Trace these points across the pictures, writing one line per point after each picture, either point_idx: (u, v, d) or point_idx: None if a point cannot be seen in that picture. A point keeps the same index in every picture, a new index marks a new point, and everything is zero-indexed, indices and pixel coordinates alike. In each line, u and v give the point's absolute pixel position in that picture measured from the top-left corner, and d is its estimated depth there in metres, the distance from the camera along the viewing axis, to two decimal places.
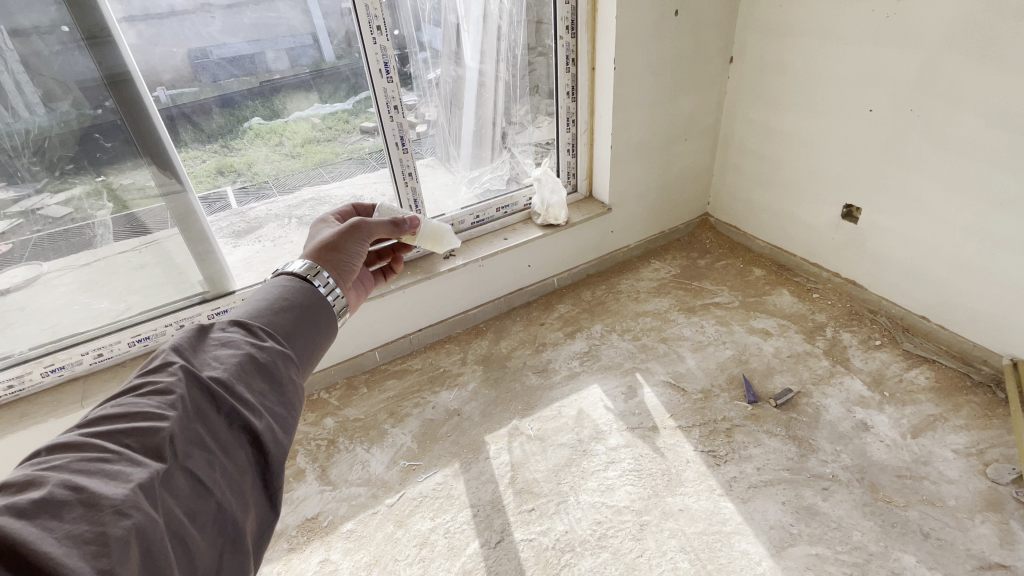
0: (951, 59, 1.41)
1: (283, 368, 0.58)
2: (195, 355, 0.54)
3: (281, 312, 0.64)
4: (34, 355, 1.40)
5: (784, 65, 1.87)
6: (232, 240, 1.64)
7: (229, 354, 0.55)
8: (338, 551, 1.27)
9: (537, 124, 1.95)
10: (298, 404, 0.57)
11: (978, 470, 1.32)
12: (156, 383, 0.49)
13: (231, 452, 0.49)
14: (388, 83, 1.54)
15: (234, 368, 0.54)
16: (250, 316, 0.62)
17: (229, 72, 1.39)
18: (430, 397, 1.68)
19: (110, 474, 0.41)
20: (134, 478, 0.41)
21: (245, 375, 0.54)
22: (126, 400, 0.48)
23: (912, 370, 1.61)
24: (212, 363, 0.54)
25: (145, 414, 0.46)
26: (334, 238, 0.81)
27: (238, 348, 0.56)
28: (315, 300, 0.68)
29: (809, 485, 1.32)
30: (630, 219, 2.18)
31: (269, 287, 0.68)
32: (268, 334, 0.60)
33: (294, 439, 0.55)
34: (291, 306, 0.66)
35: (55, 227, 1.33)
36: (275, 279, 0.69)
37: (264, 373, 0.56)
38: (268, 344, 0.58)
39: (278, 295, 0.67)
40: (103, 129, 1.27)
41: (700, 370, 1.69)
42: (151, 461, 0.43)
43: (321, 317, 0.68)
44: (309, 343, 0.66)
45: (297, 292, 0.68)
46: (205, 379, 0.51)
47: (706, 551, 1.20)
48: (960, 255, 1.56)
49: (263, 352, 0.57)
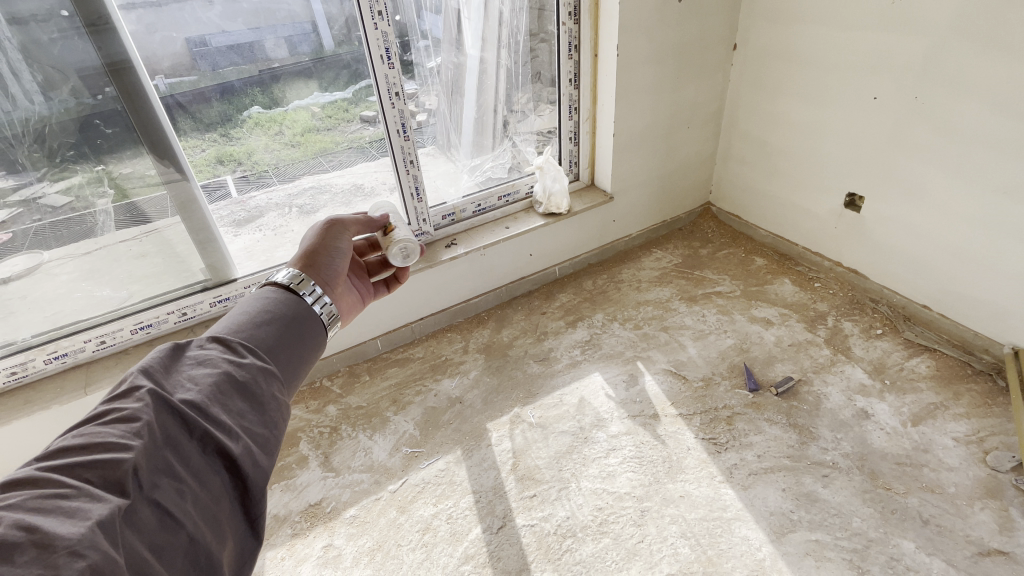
0: (956, 46, 1.40)
1: (263, 385, 0.57)
2: (167, 376, 0.53)
3: (262, 327, 0.64)
4: (36, 343, 1.40)
5: (789, 52, 1.85)
6: (233, 228, 1.62)
7: (204, 374, 0.54)
8: (341, 536, 1.29)
9: (539, 112, 1.95)
10: (280, 422, 0.56)
11: (977, 457, 1.33)
12: (121, 411, 0.47)
13: (204, 479, 0.47)
14: (389, 69, 1.53)
15: (208, 390, 0.52)
16: (230, 332, 0.62)
17: (229, 60, 1.38)
18: (432, 385, 1.69)
19: (66, 513, 0.39)
20: (93, 515, 0.39)
21: (220, 396, 0.53)
22: (89, 429, 0.46)
23: (913, 358, 1.62)
24: (185, 384, 0.53)
25: (108, 445, 0.44)
26: (314, 243, 0.82)
27: (214, 366, 0.55)
28: (301, 310, 0.69)
29: (809, 472, 1.33)
30: (631, 208, 2.17)
31: (253, 300, 0.69)
32: (247, 350, 0.60)
33: (276, 459, 0.54)
34: (272, 320, 0.66)
35: (55, 216, 1.33)
36: (259, 291, 0.70)
37: (242, 392, 0.55)
38: (246, 361, 0.58)
39: (259, 309, 0.67)
40: (104, 116, 1.27)
41: (701, 359, 1.69)
42: (112, 496, 0.42)
43: (306, 331, 0.68)
44: (294, 357, 0.65)
45: (282, 303, 0.69)
46: (175, 404, 0.49)
47: (707, 537, 1.21)
48: (965, 246, 1.55)
49: (242, 370, 0.56)
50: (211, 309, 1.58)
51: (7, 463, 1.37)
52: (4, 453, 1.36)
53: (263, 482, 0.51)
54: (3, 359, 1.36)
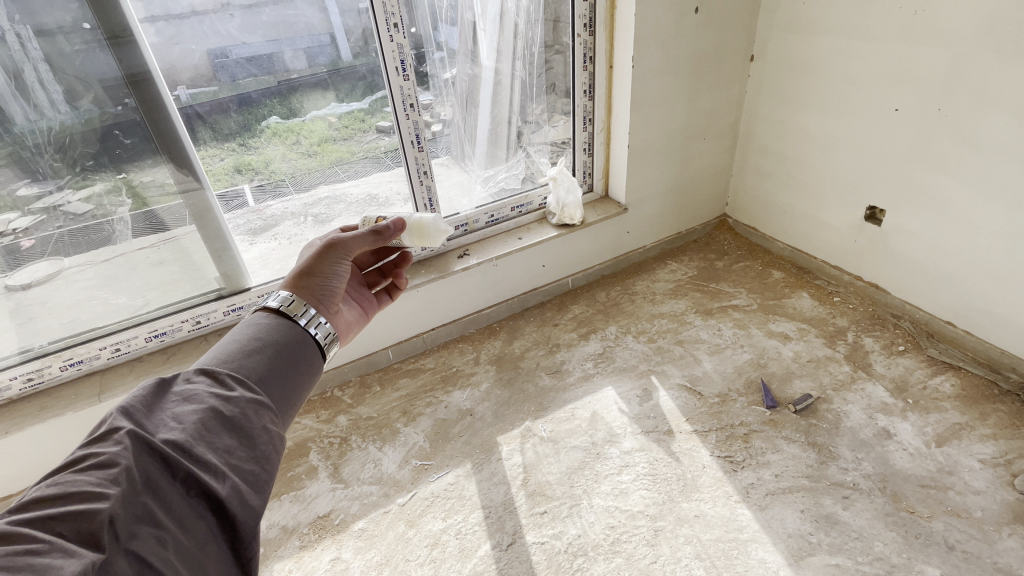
0: (979, 57, 1.38)
1: (253, 418, 0.56)
2: (149, 416, 0.52)
3: (253, 356, 0.64)
4: (53, 350, 1.42)
5: (807, 64, 1.83)
6: (249, 237, 1.62)
7: (189, 412, 0.53)
8: (349, 549, 1.27)
9: (553, 123, 1.94)
10: (271, 457, 0.55)
11: (1005, 481, 1.28)
12: (98, 456, 0.46)
13: (188, 524, 0.45)
14: (404, 81, 1.54)
15: (192, 428, 0.51)
16: (219, 363, 0.61)
17: (247, 72, 1.39)
18: (443, 397, 1.68)
19: (39, 569, 0.37)
20: (67, 571, 0.37)
21: (205, 434, 0.51)
22: (65, 477, 0.45)
23: (936, 377, 1.57)
24: (169, 424, 0.52)
25: (83, 494, 0.43)
26: (309, 262, 0.81)
27: (199, 402, 0.54)
28: (295, 334, 0.69)
29: (829, 493, 1.29)
30: (645, 219, 2.15)
31: (245, 327, 0.68)
32: (236, 383, 0.59)
33: (267, 497, 0.52)
34: (263, 348, 0.65)
35: (76, 224, 1.35)
36: (252, 317, 0.70)
37: (229, 428, 0.54)
38: (234, 395, 0.57)
39: (250, 338, 0.66)
40: (123, 126, 1.29)
41: (716, 374, 1.66)
42: (86, 550, 0.40)
43: (300, 356, 0.68)
44: (286, 386, 0.64)
45: (275, 329, 0.68)
46: (157, 445, 0.48)
47: (723, 559, 1.17)
48: (991, 261, 1.50)
49: (229, 405, 0.55)
50: (225, 318, 1.60)
51: (22, 468, 1.39)
52: (22, 458, 1.37)
53: (253, 522, 0.50)
54: (20, 365, 1.38)
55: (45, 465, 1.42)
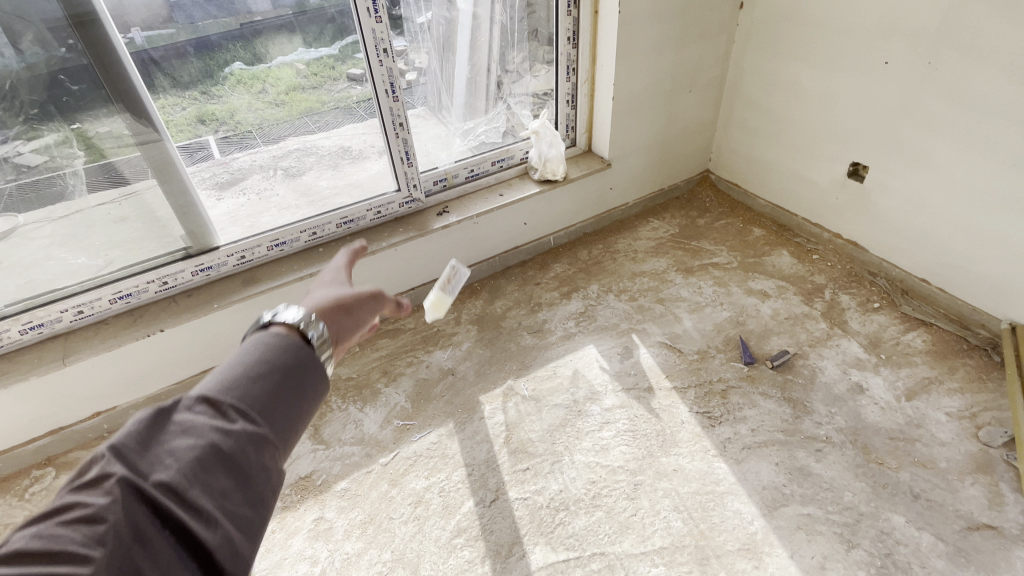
0: (974, 9, 1.34)
1: (260, 456, 0.45)
2: (146, 450, 0.43)
3: (272, 371, 0.51)
4: (11, 312, 1.33)
5: (799, 13, 1.76)
6: (216, 192, 1.53)
7: (188, 446, 0.43)
8: (332, 509, 1.28)
9: (534, 73, 1.86)
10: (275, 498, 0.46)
11: (969, 432, 1.33)
12: (81, 512, 0.38)
13: None
14: (376, 23, 1.43)
15: (187, 471, 0.42)
16: (237, 374, 0.50)
17: (206, 13, 1.28)
18: (424, 356, 1.66)
19: None
20: None
21: (199, 479, 0.42)
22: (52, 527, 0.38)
23: (909, 333, 1.61)
24: (164, 461, 0.42)
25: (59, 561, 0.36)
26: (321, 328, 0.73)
27: (203, 435, 0.44)
28: (305, 356, 0.54)
29: (803, 446, 1.33)
30: (629, 175, 2.11)
31: (265, 333, 0.54)
32: (248, 409, 0.47)
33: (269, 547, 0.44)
34: (278, 366, 0.51)
35: (28, 176, 1.26)
36: (266, 327, 0.55)
37: (231, 467, 0.43)
38: (243, 426, 0.46)
39: (267, 350, 0.52)
40: (70, 72, 1.18)
41: (696, 332, 1.67)
42: None
43: (315, 375, 0.53)
44: (307, 404, 0.52)
45: (291, 344, 0.54)
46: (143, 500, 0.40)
47: (699, 511, 1.21)
48: (971, 220, 1.52)
49: (234, 438, 0.45)
50: (194, 279, 1.52)
51: None
52: None
53: None
54: None
55: (9, 432, 1.37)
